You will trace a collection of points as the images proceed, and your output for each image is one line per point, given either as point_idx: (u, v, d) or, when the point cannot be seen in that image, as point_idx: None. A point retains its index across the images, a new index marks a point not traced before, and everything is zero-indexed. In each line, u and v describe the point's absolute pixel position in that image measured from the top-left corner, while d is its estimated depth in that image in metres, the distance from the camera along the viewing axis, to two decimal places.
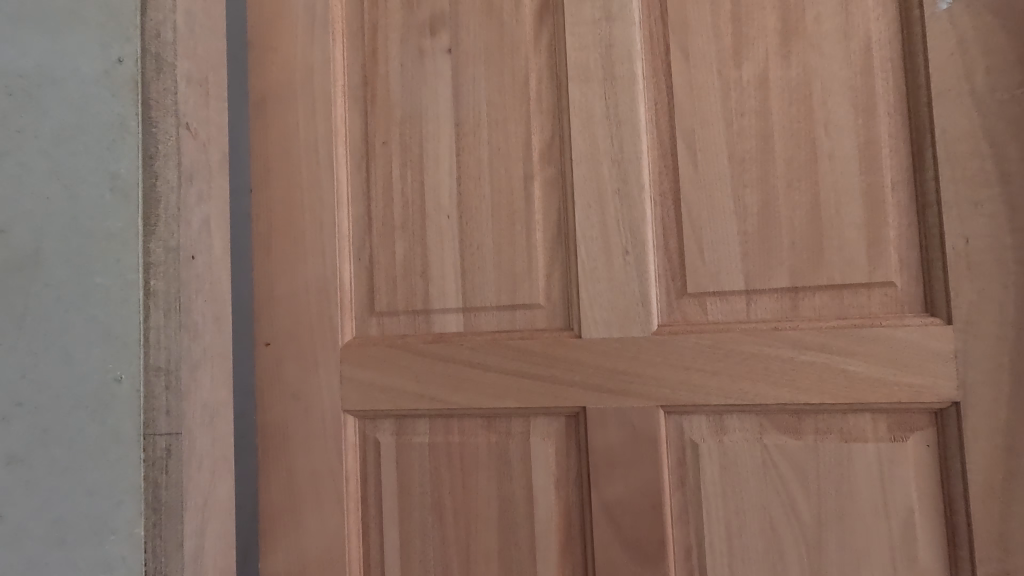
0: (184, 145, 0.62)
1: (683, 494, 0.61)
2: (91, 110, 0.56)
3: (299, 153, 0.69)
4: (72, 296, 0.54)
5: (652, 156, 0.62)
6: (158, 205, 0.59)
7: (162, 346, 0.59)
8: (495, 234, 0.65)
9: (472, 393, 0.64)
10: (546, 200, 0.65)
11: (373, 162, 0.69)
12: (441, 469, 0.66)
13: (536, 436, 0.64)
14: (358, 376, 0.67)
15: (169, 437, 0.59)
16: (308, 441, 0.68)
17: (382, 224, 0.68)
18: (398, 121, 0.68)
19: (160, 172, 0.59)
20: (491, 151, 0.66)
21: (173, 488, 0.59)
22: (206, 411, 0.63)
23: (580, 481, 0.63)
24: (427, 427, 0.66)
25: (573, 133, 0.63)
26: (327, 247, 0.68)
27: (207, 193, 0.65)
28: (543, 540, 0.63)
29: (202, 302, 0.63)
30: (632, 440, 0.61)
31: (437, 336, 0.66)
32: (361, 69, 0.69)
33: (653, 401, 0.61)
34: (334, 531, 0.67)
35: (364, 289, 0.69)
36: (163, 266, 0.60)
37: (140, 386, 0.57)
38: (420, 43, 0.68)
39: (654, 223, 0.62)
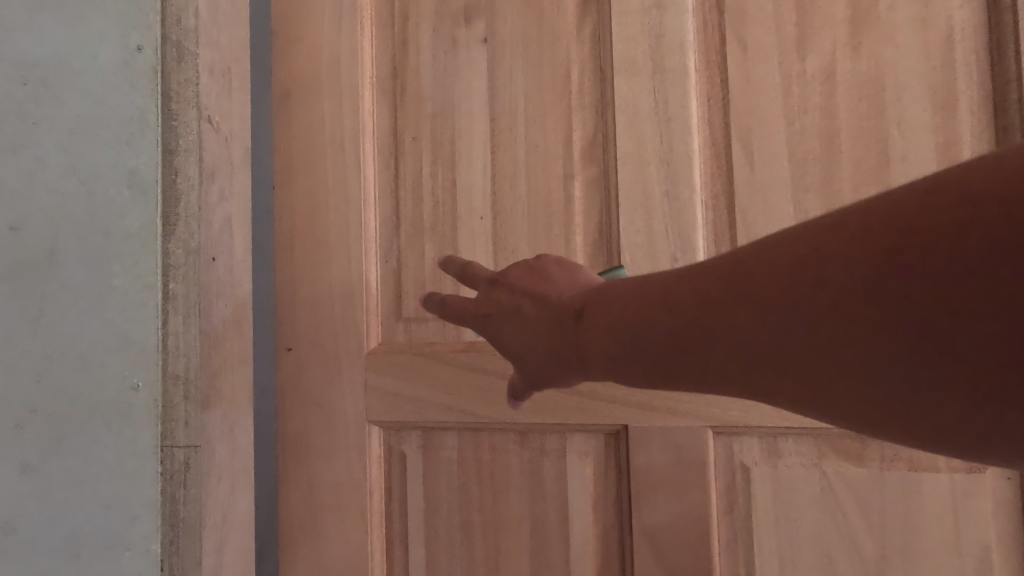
0: (206, 138, 0.59)
1: (733, 521, 0.56)
2: (111, 101, 0.52)
3: (324, 148, 0.66)
4: (89, 299, 0.50)
5: (703, 157, 0.58)
6: (178, 204, 0.56)
7: (180, 352, 0.56)
8: (531, 237, 0.61)
9: (504, 407, 0.60)
10: (585, 203, 0.60)
11: (402, 158, 0.65)
12: (470, 485, 0.62)
13: (572, 454, 0.60)
14: (383, 386, 0.63)
15: (188, 449, 0.56)
16: (330, 451, 0.65)
17: (411, 225, 0.64)
18: (429, 115, 0.64)
19: (180, 169, 0.57)
20: (528, 148, 0.61)
21: (191, 503, 0.56)
22: (226, 423, 0.60)
23: (619, 503, 0.59)
24: (455, 440, 0.62)
25: (618, 132, 0.59)
26: (352, 248, 0.65)
27: (230, 190, 0.61)
28: (578, 563, 0.59)
29: (223, 306, 0.60)
30: (679, 462, 0.57)
31: (468, 346, 0.62)
32: (390, 60, 0.65)
33: (701, 421, 0.57)
34: (357, 546, 0.64)
35: (391, 293, 0.65)
36: (183, 269, 0.57)
37: (158, 394, 0.54)
38: (453, 32, 0.63)
39: (704, 228, 0.58)
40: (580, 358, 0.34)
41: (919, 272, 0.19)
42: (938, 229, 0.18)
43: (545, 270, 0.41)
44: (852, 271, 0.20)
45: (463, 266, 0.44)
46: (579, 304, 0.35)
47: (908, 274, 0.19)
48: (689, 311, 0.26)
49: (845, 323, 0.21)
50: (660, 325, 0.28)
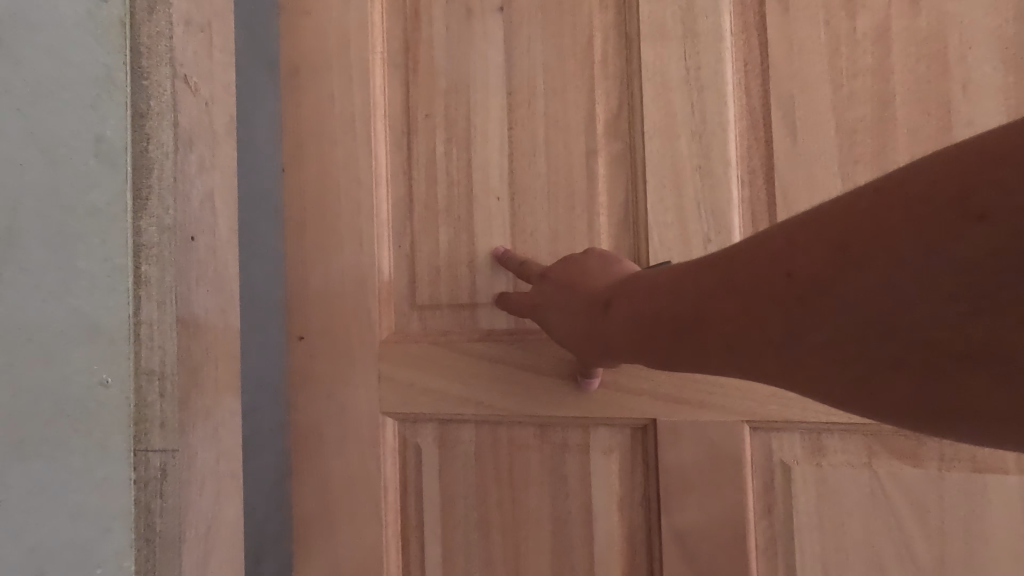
0: (182, 98, 0.50)
1: (771, 524, 0.52)
2: (73, 53, 0.40)
3: (335, 129, 0.62)
4: (51, 294, 0.38)
5: (738, 129, 0.53)
6: (151, 173, 0.46)
7: (156, 351, 0.46)
8: (552, 218, 0.57)
9: (524, 399, 0.57)
10: (610, 181, 0.56)
11: (416, 138, 0.61)
12: (488, 479, 0.59)
13: (596, 449, 0.56)
14: (397, 376, 0.61)
15: (161, 464, 0.46)
16: (343, 443, 0.62)
17: (425, 208, 0.61)
18: (442, 92, 0.60)
19: (153, 133, 0.46)
20: (549, 125, 0.57)
21: (168, 528, 0.47)
22: (207, 428, 0.52)
23: (647, 500, 0.55)
24: (472, 433, 0.59)
25: (647, 104, 0.55)
26: (364, 233, 0.62)
27: (209, 161, 0.53)
28: (603, 563, 0.56)
29: (205, 292, 0.52)
30: (711, 461, 0.53)
31: (484, 336, 0.59)
32: (403, 36, 0.62)
33: (736, 416, 0.52)
34: (371, 540, 0.61)
35: (403, 279, 0.62)
36: (156, 251, 0.46)
37: (126, 412, 0.43)
38: (468, 5, 0.59)
39: (740, 206, 0.53)
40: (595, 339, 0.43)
41: (866, 264, 0.23)
42: (886, 228, 0.23)
43: (587, 263, 0.49)
44: (811, 264, 0.26)
45: (523, 267, 0.55)
46: (607, 297, 0.42)
47: (856, 265, 0.24)
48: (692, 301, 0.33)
49: (809, 307, 0.26)
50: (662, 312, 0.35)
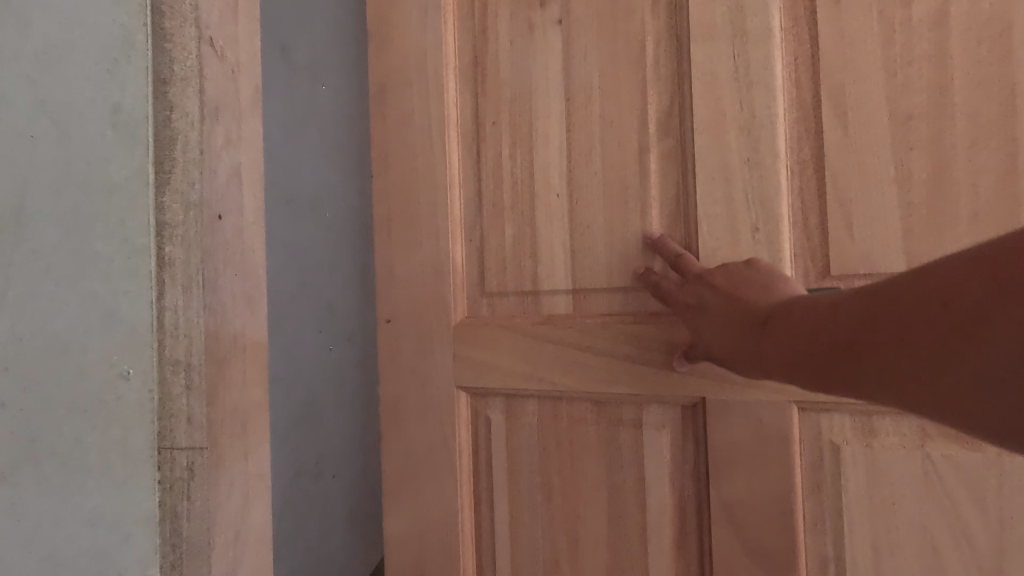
0: (208, 66, 0.46)
1: (819, 500, 0.50)
2: (87, 21, 0.42)
3: (415, 138, 0.62)
4: (70, 269, 0.41)
5: (789, 118, 0.50)
6: (175, 146, 0.44)
7: (181, 335, 0.44)
8: (607, 213, 0.55)
9: (583, 377, 0.55)
10: (664, 174, 0.54)
11: (484, 145, 0.60)
12: (552, 451, 0.58)
13: (648, 425, 0.54)
14: (469, 356, 0.59)
15: (192, 454, 0.44)
16: (422, 411, 0.62)
17: (493, 205, 0.59)
18: (508, 100, 0.59)
19: (176, 100, 0.44)
20: (605, 122, 0.55)
21: (196, 521, 0.44)
22: (237, 419, 0.47)
23: (697, 474, 0.53)
24: (536, 408, 0.58)
25: (697, 99, 0.52)
26: (439, 228, 0.61)
27: (238, 134, 0.48)
28: (656, 534, 0.54)
29: (233, 276, 0.47)
30: (759, 438, 0.51)
31: (548, 318, 0.57)
32: (471, 48, 0.60)
33: (784, 395, 0.50)
34: (448, 500, 0.61)
35: (473, 271, 0.61)
36: (183, 229, 0.44)
37: (154, 387, 0.43)
38: (529, 14, 0.58)
39: (790, 196, 0.51)
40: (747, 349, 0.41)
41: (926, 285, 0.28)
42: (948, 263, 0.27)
43: (755, 274, 0.45)
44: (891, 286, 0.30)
45: (676, 259, 0.51)
46: (770, 310, 0.40)
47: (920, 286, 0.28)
48: (848, 332, 0.32)
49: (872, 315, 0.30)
50: (813, 322, 0.34)
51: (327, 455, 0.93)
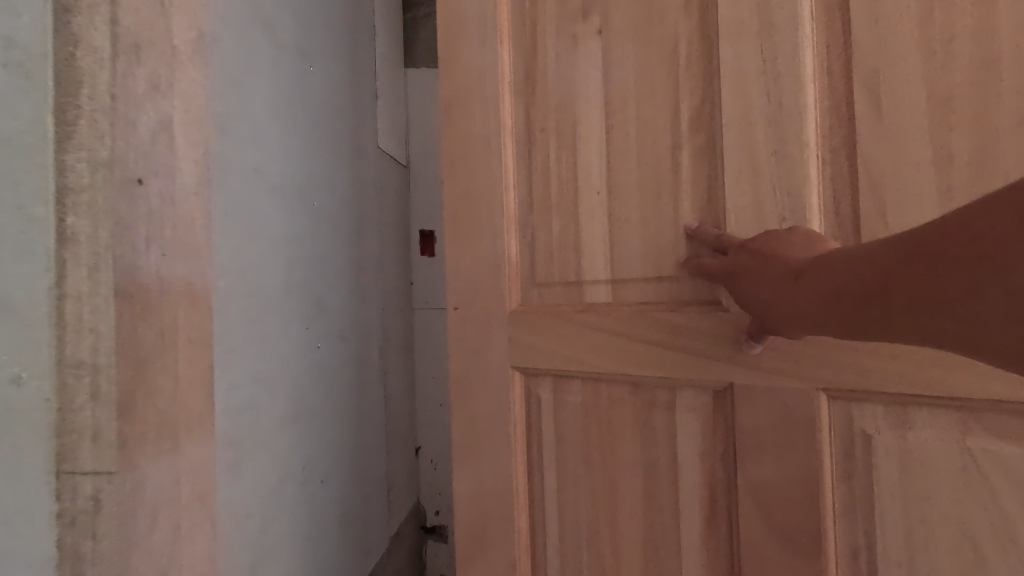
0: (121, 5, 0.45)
1: (850, 488, 0.49)
2: None
3: (476, 145, 0.68)
4: None
5: (819, 108, 0.50)
6: (84, 90, 0.42)
7: (74, 295, 0.42)
8: (640, 209, 0.59)
9: (618, 359, 0.60)
10: (695, 168, 0.56)
11: (535, 150, 0.66)
12: (592, 428, 0.63)
13: (682, 408, 0.57)
14: (521, 339, 0.66)
15: (98, 478, 0.43)
16: (483, 386, 0.68)
17: (541, 204, 0.66)
18: (555, 108, 0.64)
19: (81, 38, 0.43)
20: (639, 123, 0.59)
21: (105, 559, 0.43)
22: (166, 446, 0.49)
23: (726, 455, 0.55)
24: (579, 388, 0.63)
25: (723, 95, 0.54)
26: (495, 225, 0.67)
27: (156, 80, 0.48)
28: (687, 509, 0.57)
29: (140, 233, 0.47)
30: (784, 422, 0.51)
31: (589, 306, 0.62)
32: (524, 65, 0.66)
33: (807, 382, 0.50)
34: (504, 466, 0.68)
35: (525, 264, 0.67)
36: (88, 183, 0.43)
37: (57, 349, 0.42)
38: (573, 28, 0.63)
39: (820, 184, 0.50)
40: (784, 302, 0.43)
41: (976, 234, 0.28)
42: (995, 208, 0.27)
43: (790, 239, 0.47)
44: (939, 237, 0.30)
45: (715, 236, 0.53)
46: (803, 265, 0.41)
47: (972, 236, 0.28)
48: (886, 267, 0.33)
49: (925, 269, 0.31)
50: (858, 282, 0.35)
51: (315, 460, 0.87)
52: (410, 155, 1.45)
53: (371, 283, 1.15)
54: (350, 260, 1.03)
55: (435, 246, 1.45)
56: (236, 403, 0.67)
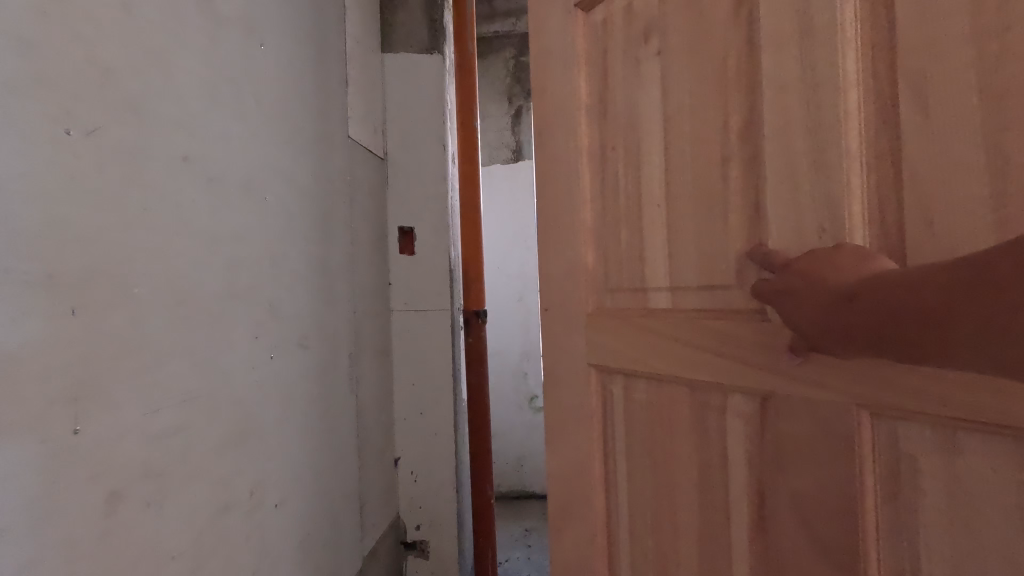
0: None
1: (898, 506, 0.41)
2: None
3: (560, 166, 0.76)
4: None
5: (863, 112, 0.43)
6: None
7: None
8: (696, 223, 0.58)
9: (674, 362, 0.60)
10: (745, 182, 0.52)
11: (609, 166, 0.69)
12: (654, 428, 0.64)
13: (733, 416, 0.54)
14: (597, 338, 0.71)
15: None
16: (568, 377, 0.78)
17: (613, 217, 0.69)
18: (623, 129, 0.67)
19: None
20: (693, 134, 0.57)
21: None
22: None
23: (768, 464, 0.51)
24: (644, 388, 0.65)
25: (765, 102, 0.50)
26: (573, 236, 0.74)
27: None
28: (738, 514, 0.55)
29: None
30: (824, 435, 0.45)
31: (652, 312, 0.63)
32: (600, 89, 0.71)
33: (848, 396, 0.43)
34: (583, 450, 0.76)
35: (600, 271, 0.72)
36: None
37: None
38: (637, 53, 0.64)
39: (864, 191, 0.43)
40: (835, 322, 0.39)
41: None
42: None
43: (840, 260, 0.42)
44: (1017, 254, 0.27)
45: (762, 256, 0.49)
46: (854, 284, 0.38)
47: None
48: (939, 292, 0.30)
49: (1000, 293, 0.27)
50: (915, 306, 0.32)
51: (264, 480, 0.78)
52: (388, 146, 1.38)
53: (342, 283, 1.08)
54: (310, 257, 0.94)
55: (414, 243, 1.38)
56: (163, 425, 0.59)
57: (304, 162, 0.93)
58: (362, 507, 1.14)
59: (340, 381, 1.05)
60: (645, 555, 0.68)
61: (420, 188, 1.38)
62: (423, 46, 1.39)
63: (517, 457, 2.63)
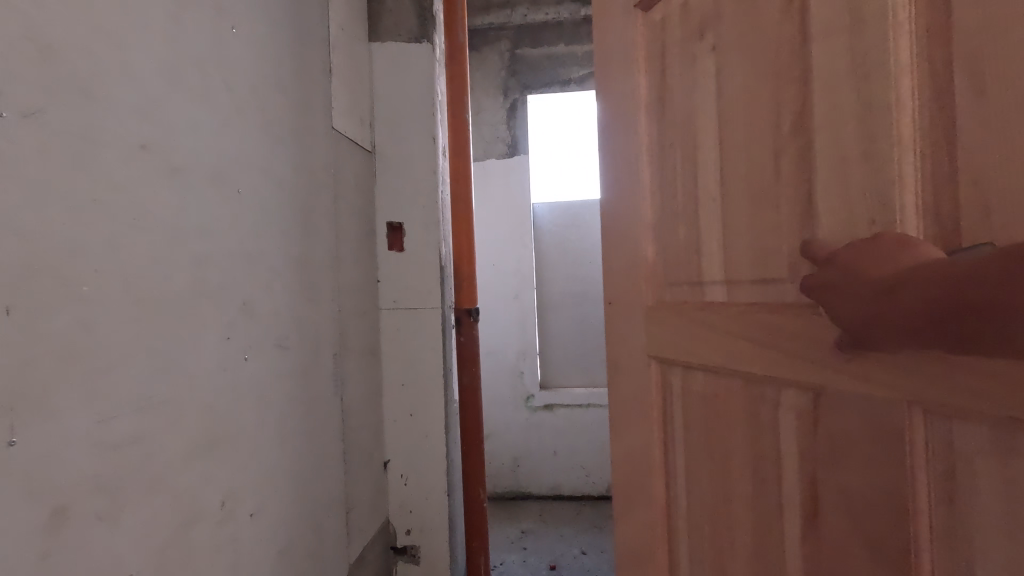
0: None
1: (951, 513, 0.36)
2: None
3: (620, 162, 0.76)
4: None
5: (919, 94, 0.37)
6: None
7: None
8: (748, 219, 0.54)
9: (729, 357, 0.57)
10: (797, 175, 0.47)
11: (666, 161, 0.67)
12: (708, 425, 0.61)
13: (785, 412, 0.50)
14: (654, 331, 0.71)
15: None
16: (628, 369, 0.78)
17: (667, 214, 0.67)
18: (677, 123, 0.64)
19: None
20: (746, 127, 0.53)
21: None
22: None
23: (815, 463, 0.47)
24: (700, 383, 0.63)
25: (820, 85, 0.45)
26: (631, 232, 0.74)
27: None
28: (790, 518, 0.51)
29: None
30: (876, 437, 0.40)
31: (708, 304, 0.61)
32: (657, 83, 0.68)
33: (897, 392, 0.38)
34: (642, 444, 0.75)
35: (658, 266, 0.70)
36: None
37: None
38: (692, 44, 0.61)
39: (917, 181, 0.38)
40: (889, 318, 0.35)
41: None
42: None
43: (879, 249, 0.38)
44: None
45: (803, 244, 0.46)
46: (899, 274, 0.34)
47: None
48: (1004, 285, 0.27)
49: None
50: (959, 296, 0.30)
51: (236, 489, 0.73)
52: (375, 138, 1.33)
53: (324, 282, 1.03)
54: (288, 258, 0.90)
55: (403, 239, 1.33)
56: (116, 435, 0.54)
57: (281, 152, 0.88)
58: (348, 510, 1.10)
59: (323, 383, 1.00)
60: (700, 555, 0.65)
61: (409, 182, 1.33)
62: (411, 35, 1.35)
63: (512, 457, 2.59)
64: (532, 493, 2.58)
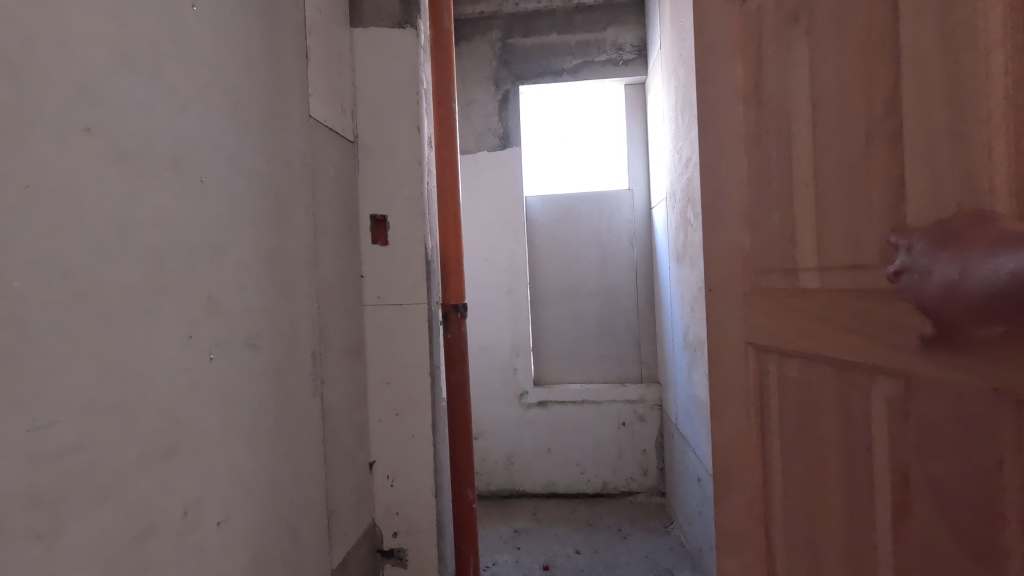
0: None
1: None
2: None
3: (724, 155, 0.81)
4: None
5: (1003, 69, 0.38)
6: None
7: None
8: (840, 205, 0.57)
9: (823, 342, 0.61)
10: (888, 160, 0.50)
11: (763, 150, 0.71)
12: (805, 408, 0.65)
13: (878, 396, 0.53)
14: (753, 318, 0.76)
15: None
16: (727, 351, 0.83)
17: (765, 201, 0.71)
18: (773, 112, 0.68)
19: None
20: (837, 116, 0.56)
21: None
22: None
23: (907, 446, 0.49)
24: (795, 368, 0.67)
25: (908, 76, 0.47)
26: (733, 219, 0.78)
27: None
28: (882, 498, 0.53)
29: None
30: (959, 420, 0.43)
31: (801, 291, 0.65)
32: (754, 76, 0.73)
33: (982, 377, 0.40)
34: (742, 424, 0.80)
35: (753, 250, 0.75)
36: None
37: None
38: (786, 31, 0.65)
39: (999, 157, 0.39)
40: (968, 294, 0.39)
41: None
42: None
43: (965, 231, 0.41)
44: None
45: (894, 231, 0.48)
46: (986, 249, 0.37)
47: None
48: None
49: None
50: None
51: (205, 496, 0.70)
52: (359, 130, 1.28)
53: (301, 279, 0.98)
54: (264, 249, 0.86)
55: (387, 232, 1.29)
56: (57, 444, 0.50)
57: (250, 141, 0.84)
58: (330, 515, 1.06)
59: (301, 382, 0.96)
60: (799, 536, 0.68)
61: (393, 173, 1.28)
62: (394, 19, 1.29)
63: (506, 455, 2.56)
64: (528, 492, 2.55)
